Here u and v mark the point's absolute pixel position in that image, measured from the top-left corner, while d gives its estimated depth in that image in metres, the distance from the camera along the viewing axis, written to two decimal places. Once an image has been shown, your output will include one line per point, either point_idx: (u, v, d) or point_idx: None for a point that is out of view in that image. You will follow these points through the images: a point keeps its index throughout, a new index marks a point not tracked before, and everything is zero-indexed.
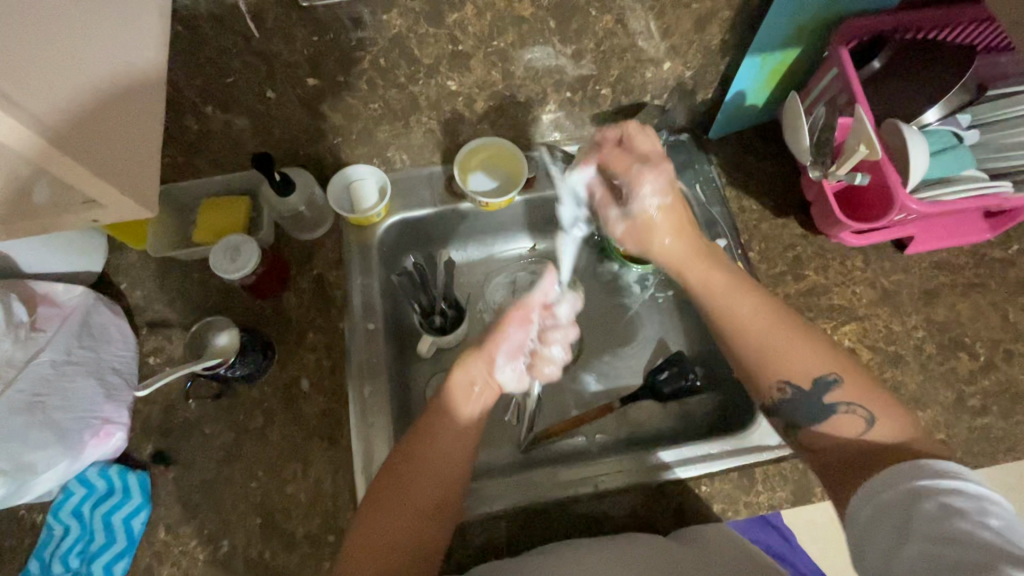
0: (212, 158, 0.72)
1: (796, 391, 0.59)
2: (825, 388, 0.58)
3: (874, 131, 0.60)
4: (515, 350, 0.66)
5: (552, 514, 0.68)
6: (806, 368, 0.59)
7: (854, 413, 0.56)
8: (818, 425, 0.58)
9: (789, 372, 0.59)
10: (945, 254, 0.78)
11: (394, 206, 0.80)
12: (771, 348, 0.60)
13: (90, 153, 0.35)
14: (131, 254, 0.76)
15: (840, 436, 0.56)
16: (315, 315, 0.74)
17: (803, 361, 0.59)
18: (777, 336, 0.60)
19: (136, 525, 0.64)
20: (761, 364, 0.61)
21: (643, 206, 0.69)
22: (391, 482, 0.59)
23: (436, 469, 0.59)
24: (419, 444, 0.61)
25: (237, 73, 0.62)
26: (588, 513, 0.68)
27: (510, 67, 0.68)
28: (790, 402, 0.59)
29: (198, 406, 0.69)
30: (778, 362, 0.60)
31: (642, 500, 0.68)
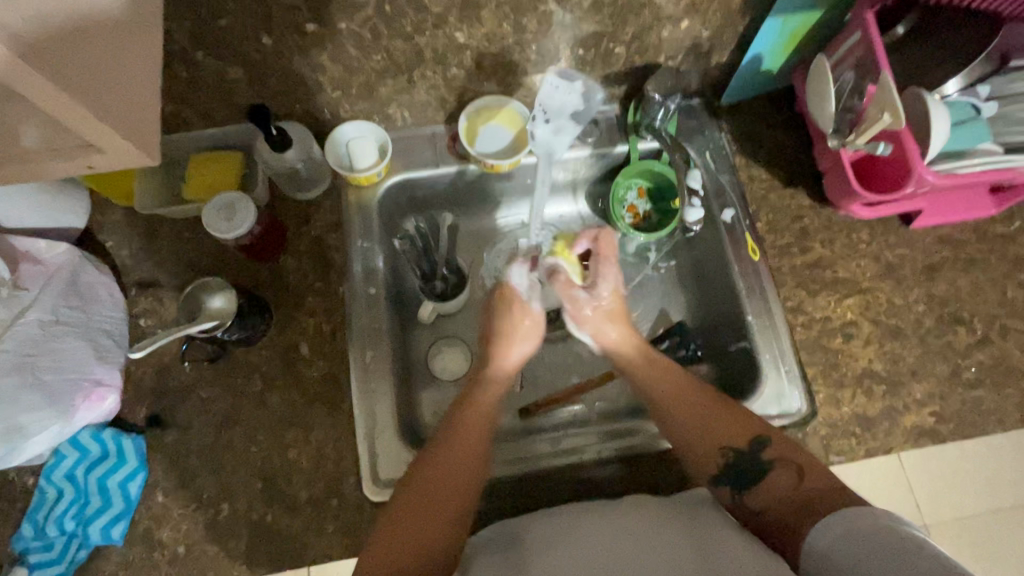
0: (202, 109, 0.68)
1: (737, 454, 0.61)
2: (759, 449, 0.61)
3: (898, 99, 0.58)
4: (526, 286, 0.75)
5: (554, 478, 0.68)
6: (735, 432, 0.62)
7: (787, 469, 0.59)
8: (762, 482, 0.60)
9: (723, 437, 0.62)
10: (949, 229, 0.78)
11: (395, 166, 0.77)
12: (710, 413, 0.64)
13: (92, 90, 0.33)
14: (117, 210, 0.72)
15: (783, 486, 0.58)
16: (314, 278, 0.72)
17: (746, 427, 0.62)
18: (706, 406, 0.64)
19: (132, 489, 0.62)
20: (698, 441, 0.63)
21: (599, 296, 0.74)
22: (415, 480, 0.58)
23: (456, 465, 0.59)
24: (449, 435, 0.62)
25: (230, 15, 0.57)
26: (592, 479, 0.68)
27: (523, 20, 0.64)
28: (731, 468, 0.61)
29: (194, 369, 0.67)
30: (714, 430, 0.63)
31: (641, 467, 0.69)
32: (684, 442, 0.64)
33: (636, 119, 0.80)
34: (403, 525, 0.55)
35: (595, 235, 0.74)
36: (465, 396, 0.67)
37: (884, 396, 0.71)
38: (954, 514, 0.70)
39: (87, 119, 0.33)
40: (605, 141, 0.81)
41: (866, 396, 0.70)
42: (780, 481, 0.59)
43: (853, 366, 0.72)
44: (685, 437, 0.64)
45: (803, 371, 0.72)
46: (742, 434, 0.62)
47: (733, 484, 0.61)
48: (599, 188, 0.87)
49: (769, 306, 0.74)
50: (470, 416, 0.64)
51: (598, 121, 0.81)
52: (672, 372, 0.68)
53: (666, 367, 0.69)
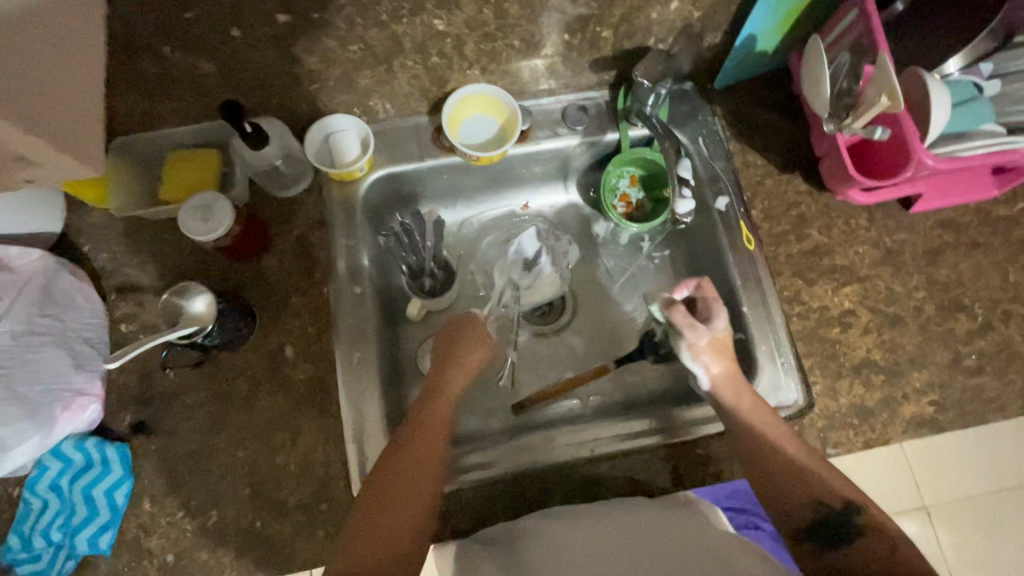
0: (176, 106, 0.65)
1: (828, 513, 0.57)
2: (852, 514, 0.57)
3: (895, 80, 0.56)
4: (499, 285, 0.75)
5: (544, 476, 0.67)
6: (841, 493, 0.58)
7: (881, 537, 0.55)
8: (847, 545, 0.56)
9: (820, 493, 0.58)
10: (950, 213, 0.76)
11: (379, 160, 0.75)
12: (810, 470, 0.60)
13: (32, 112, 0.37)
14: (94, 213, 0.70)
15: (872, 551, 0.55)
16: (298, 278, 0.70)
17: (839, 488, 0.58)
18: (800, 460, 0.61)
19: (119, 497, 0.62)
20: (791, 491, 0.59)
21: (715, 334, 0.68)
22: (387, 465, 0.58)
23: (427, 449, 0.59)
24: (420, 421, 0.62)
25: (197, 7, 0.55)
26: (588, 478, 0.67)
27: (504, 4, 0.62)
28: (817, 526, 0.57)
29: (178, 375, 0.66)
30: (806, 483, 0.59)
31: (636, 463, 0.68)
32: (768, 493, 0.60)
33: (626, 105, 0.77)
34: (381, 522, 0.54)
35: (692, 283, 0.71)
36: (436, 381, 0.67)
37: (883, 386, 0.69)
38: (955, 497, 0.69)
39: (3, 124, 0.35)
40: (595, 129, 0.79)
41: (865, 387, 0.69)
42: (872, 547, 0.55)
43: (851, 356, 0.70)
44: (777, 489, 0.59)
45: (801, 362, 0.70)
46: (846, 495, 0.58)
47: (818, 541, 0.57)
48: (592, 176, 0.86)
49: (765, 296, 0.73)
50: (441, 401, 0.65)
51: (587, 108, 0.79)
52: (780, 426, 0.63)
53: (774, 419, 0.63)
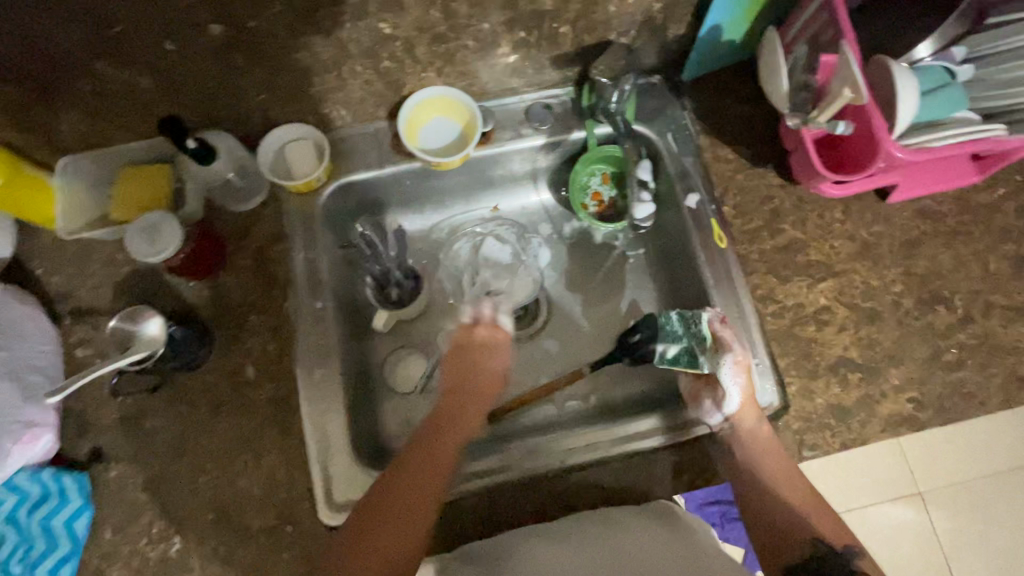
0: (120, 122, 0.63)
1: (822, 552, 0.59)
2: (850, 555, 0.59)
3: (859, 74, 0.54)
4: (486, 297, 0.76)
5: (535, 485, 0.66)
6: (837, 534, 0.61)
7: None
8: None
9: (821, 532, 0.61)
10: (929, 202, 0.74)
11: (338, 169, 0.72)
12: (813, 510, 0.63)
13: None
14: (46, 235, 0.68)
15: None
16: (257, 295, 0.68)
17: (835, 530, 0.61)
18: (800, 497, 0.63)
19: (80, 527, 0.60)
20: (795, 525, 0.61)
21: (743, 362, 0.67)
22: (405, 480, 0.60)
23: (445, 463, 0.62)
24: (439, 434, 0.64)
25: (124, 22, 0.52)
26: (569, 487, 0.66)
27: (452, 4, 0.59)
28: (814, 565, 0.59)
29: (136, 399, 0.64)
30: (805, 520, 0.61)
31: (611, 473, 0.66)
32: (764, 526, 0.62)
33: (591, 102, 0.75)
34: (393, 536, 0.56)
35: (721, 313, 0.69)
36: (450, 399, 0.68)
37: (860, 385, 0.67)
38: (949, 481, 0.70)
39: None
40: (559, 128, 0.76)
41: (841, 386, 0.67)
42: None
43: (828, 355, 0.68)
44: (779, 523, 0.62)
45: (776, 363, 0.68)
46: (843, 537, 0.61)
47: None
48: (562, 176, 0.84)
49: (738, 296, 0.71)
50: (468, 419, 0.67)
51: (552, 107, 0.76)
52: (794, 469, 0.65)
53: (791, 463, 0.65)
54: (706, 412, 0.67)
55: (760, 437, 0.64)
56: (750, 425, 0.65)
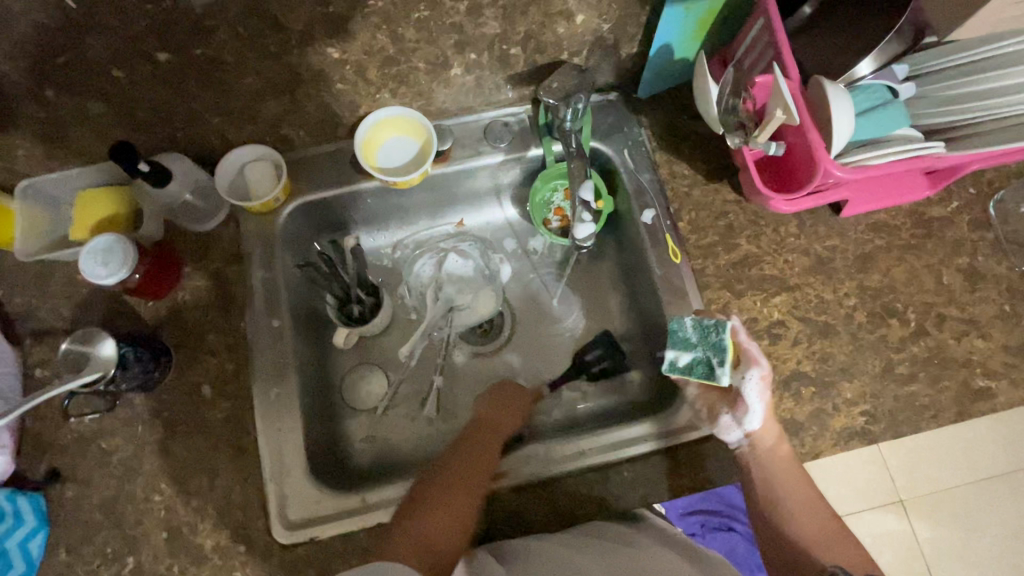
0: (76, 146, 0.64)
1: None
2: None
3: (791, 95, 0.55)
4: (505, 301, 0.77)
5: (541, 496, 0.65)
6: (856, 559, 0.60)
7: None
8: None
9: (839, 557, 0.60)
10: (882, 216, 0.75)
11: (296, 189, 0.73)
12: (834, 535, 0.62)
13: None
14: (7, 257, 0.70)
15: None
16: (214, 314, 0.69)
17: (855, 556, 0.60)
18: (821, 524, 0.62)
19: (34, 548, 0.61)
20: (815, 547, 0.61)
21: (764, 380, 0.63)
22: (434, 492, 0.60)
23: (478, 479, 0.62)
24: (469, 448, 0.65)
25: (69, 52, 0.53)
26: (573, 496, 0.65)
27: (399, 29, 0.60)
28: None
29: (93, 419, 0.65)
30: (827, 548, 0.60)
31: (566, 494, 0.65)
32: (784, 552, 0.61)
33: (547, 120, 0.75)
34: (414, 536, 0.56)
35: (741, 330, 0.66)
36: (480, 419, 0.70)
37: (813, 399, 0.68)
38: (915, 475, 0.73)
39: None
40: (517, 146, 0.77)
41: (795, 400, 0.68)
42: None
43: (782, 369, 0.69)
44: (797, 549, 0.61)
45: None
46: (861, 562, 0.60)
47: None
48: (525, 192, 0.84)
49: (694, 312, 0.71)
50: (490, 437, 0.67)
51: (510, 126, 0.77)
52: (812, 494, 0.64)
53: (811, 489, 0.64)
54: (725, 428, 0.64)
55: (775, 458, 0.63)
56: (769, 443, 0.63)
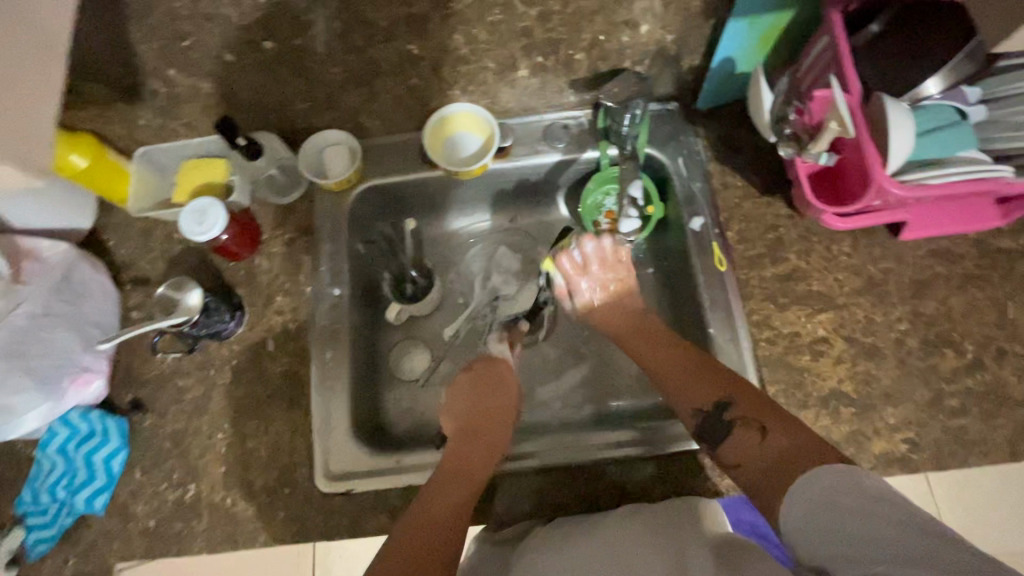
0: (186, 121, 0.74)
1: (707, 418, 0.63)
2: (723, 410, 0.63)
3: (848, 107, 0.55)
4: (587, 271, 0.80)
5: (569, 477, 0.68)
6: (706, 394, 0.64)
7: (750, 428, 0.60)
8: (727, 441, 0.61)
9: (696, 401, 0.65)
10: (945, 243, 0.72)
11: (366, 173, 0.80)
12: (692, 376, 0.67)
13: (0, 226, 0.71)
14: (120, 213, 0.80)
15: (749, 446, 0.59)
16: (284, 278, 0.76)
17: (708, 391, 0.64)
18: (681, 367, 0.68)
19: (115, 465, 0.69)
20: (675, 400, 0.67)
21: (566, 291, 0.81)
22: (412, 520, 0.60)
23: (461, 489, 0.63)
24: (451, 472, 0.64)
25: (192, 37, 0.62)
26: (591, 481, 0.68)
27: (473, 30, 0.65)
28: (704, 426, 0.63)
29: (174, 360, 0.74)
30: (689, 392, 0.66)
31: (586, 484, 0.67)
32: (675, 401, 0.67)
33: (605, 125, 0.78)
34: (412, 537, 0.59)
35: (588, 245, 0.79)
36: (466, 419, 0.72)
37: (852, 421, 0.66)
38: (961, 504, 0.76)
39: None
40: (574, 147, 0.81)
41: (832, 419, 0.66)
42: (739, 441, 0.60)
43: (821, 386, 0.68)
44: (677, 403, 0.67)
45: (766, 389, 0.68)
46: (710, 394, 0.64)
47: (710, 440, 0.62)
48: (578, 193, 0.87)
49: (733, 320, 0.72)
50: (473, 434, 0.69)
51: (569, 128, 0.81)
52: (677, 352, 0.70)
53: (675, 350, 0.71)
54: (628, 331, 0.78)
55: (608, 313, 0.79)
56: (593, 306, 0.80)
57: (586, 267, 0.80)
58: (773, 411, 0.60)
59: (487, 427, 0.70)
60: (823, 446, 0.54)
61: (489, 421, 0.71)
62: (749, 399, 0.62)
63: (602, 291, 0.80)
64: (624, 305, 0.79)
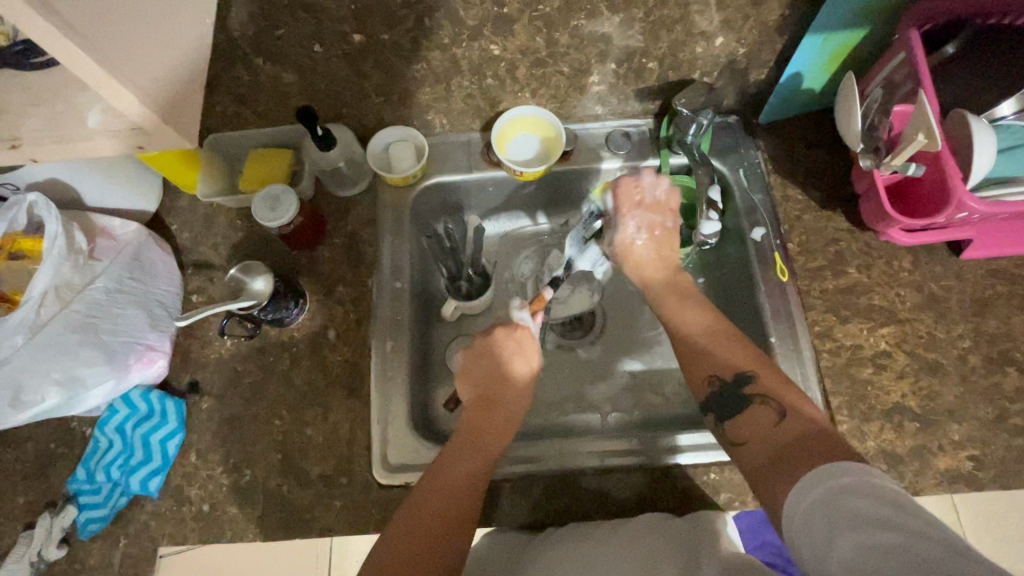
0: (261, 110, 0.75)
1: (720, 389, 0.61)
2: (739, 384, 0.60)
3: (935, 120, 0.56)
4: (644, 212, 0.75)
5: (593, 477, 0.69)
6: (729, 362, 0.62)
7: (768, 406, 0.58)
8: (741, 414, 0.59)
9: (715, 366, 0.62)
10: (1006, 263, 0.73)
11: (430, 169, 0.81)
12: (711, 339, 0.65)
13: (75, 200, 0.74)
14: (182, 198, 0.80)
15: (759, 424, 0.57)
16: (345, 268, 0.77)
17: (732, 360, 0.62)
18: (705, 327, 0.66)
19: (171, 447, 0.69)
20: (697, 364, 0.64)
21: (628, 239, 0.75)
22: (419, 502, 0.59)
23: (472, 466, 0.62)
24: (467, 445, 0.64)
25: (288, 26, 0.64)
26: (594, 490, 0.68)
27: (555, 33, 0.68)
28: (721, 398, 0.61)
29: (233, 344, 0.73)
30: (712, 350, 0.64)
31: (632, 488, 0.68)
32: (693, 363, 0.64)
33: (668, 133, 0.79)
34: (422, 509, 0.58)
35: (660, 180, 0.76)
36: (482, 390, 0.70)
37: (915, 435, 0.66)
38: None
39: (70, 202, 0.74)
40: (635, 154, 0.82)
41: (896, 433, 0.67)
42: (759, 414, 0.58)
43: (883, 400, 0.68)
44: (691, 367, 0.64)
45: (828, 400, 0.68)
46: (733, 364, 0.62)
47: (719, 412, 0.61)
48: None
49: (794, 330, 0.72)
50: (492, 407, 0.68)
51: (630, 136, 0.82)
52: (704, 317, 0.67)
53: (694, 308, 0.68)
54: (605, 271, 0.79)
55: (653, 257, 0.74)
56: (643, 256, 0.74)
57: (637, 204, 0.75)
58: (794, 391, 0.58)
59: (501, 393, 0.70)
60: (837, 442, 0.50)
61: (495, 387, 0.70)
62: (770, 370, 0.61)
63: (648, 234, 0.74)
64: (664, 256, 0.75)
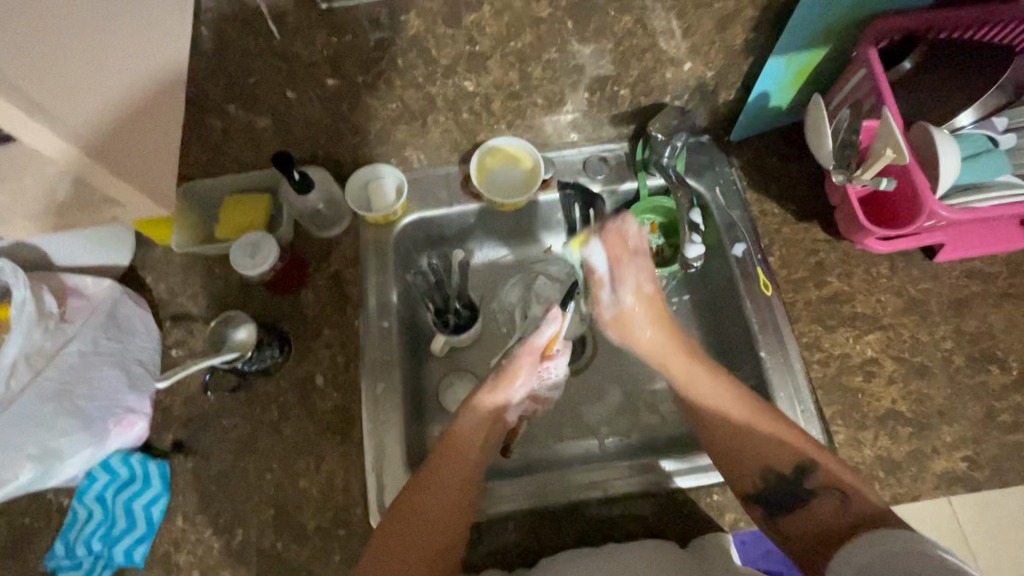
0: (237, 156, 0.74)
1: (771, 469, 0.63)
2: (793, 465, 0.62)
3: (901, 134, 0.58)
4: (614, 275, 0.75)
5: (592, 510, 0.68)
6: (771, 445, 0.64)
7: (821, 482, 0.59)
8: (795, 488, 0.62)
9: (761, 444, 0.64)
10: (978, 263, 0.75)
11: (411, 205, 0.80)
12: (744, 420, 0.66)
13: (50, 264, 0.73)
14: (155, 249, 0.78)
15: (826, 517, 0.60)
16: (331, 310, 0.75)
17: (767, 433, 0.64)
18: (737, 401, 0.67)
19: (155, 513, 0.66)
20: (724, 429, 0.66)
21: (619, 299, 0.76)
22: (407, 504, 0.63)
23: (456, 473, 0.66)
24: (451, 448, 0.67)
25: (258, 73, 0.64)
26: (598, 518, 0.67)
27: (528, 67, 0.68)
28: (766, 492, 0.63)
29: (217, 398, 0.71)
30: (739, 424, 0.65)
31: (636, 513, 0.67)
32: (728, 431, 0.66)
33: (643, 156, 0.81)
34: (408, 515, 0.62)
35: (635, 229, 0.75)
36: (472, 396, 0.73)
37: (910, 440, 0.67)
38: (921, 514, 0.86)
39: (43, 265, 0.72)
40: (614, 178, 0.83)
41: (891, 439, 0.67)
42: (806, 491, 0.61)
43: (875, 407, 0.69)
44: (727, 438, 0.66)
45: (821, 410, 0.69)
46: (777, 448, 0.64)
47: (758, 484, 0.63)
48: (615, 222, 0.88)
49: (784, 343, 0.72)
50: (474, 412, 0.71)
51: (608, 159, 0.83)
52: (718, 387, 0.69)
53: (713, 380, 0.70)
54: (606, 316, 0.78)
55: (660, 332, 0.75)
56: (639, 331, 0.75)
57: (625, 254, 0.75)
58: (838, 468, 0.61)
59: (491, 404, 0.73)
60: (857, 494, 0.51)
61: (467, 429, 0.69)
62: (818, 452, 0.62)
63: (630, 293, 0.75)
64: (657, 317, 0.75)
